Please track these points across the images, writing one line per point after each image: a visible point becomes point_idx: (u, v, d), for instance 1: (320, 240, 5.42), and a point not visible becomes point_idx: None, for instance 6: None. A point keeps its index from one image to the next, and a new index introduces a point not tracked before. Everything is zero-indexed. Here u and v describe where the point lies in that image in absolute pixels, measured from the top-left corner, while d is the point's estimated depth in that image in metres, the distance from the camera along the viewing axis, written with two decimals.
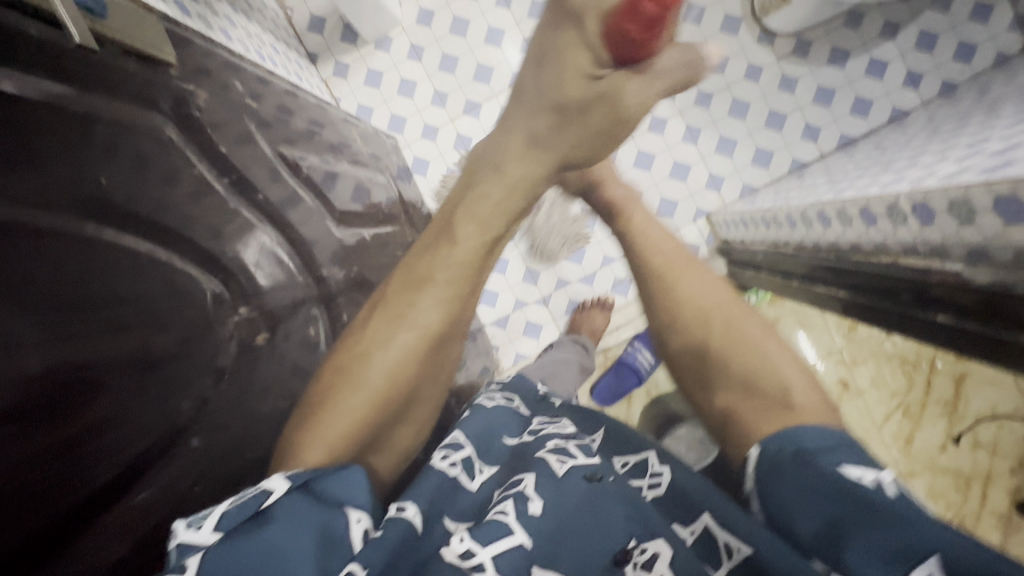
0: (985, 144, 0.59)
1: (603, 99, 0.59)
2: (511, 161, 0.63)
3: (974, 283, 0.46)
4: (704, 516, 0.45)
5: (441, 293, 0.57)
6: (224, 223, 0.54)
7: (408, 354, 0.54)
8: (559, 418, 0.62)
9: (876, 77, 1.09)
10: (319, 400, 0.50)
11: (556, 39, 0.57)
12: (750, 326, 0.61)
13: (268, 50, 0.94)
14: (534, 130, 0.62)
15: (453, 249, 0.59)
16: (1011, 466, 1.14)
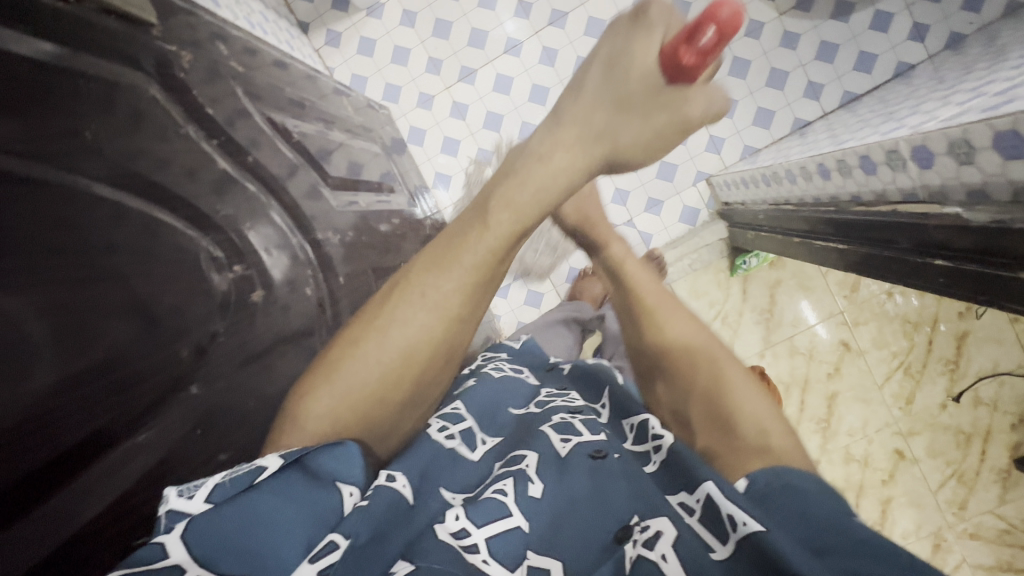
0: (988, 88, 0.56)
1: (666, 108, 0.52)
2: (560, 152, 0.51)
3: (971, 225, 0.43)
4: (707, 484, 0.44)
5: (462, 275, 0.47)
6: (220, 203, 0.51)
7: (426, 333, 0.47)
8: (567, 389, 0.63)
9: (881, 30, 1.05)
10: (335, 360, 0.46)
11: (627, 37, 0.51)
12: (734, 369, 0.59)
13: (257, 17, 0.92)
14: (592, 126, 0.52)
15: (483, 236, 0.47)
16: (1010, 421, 1.17)
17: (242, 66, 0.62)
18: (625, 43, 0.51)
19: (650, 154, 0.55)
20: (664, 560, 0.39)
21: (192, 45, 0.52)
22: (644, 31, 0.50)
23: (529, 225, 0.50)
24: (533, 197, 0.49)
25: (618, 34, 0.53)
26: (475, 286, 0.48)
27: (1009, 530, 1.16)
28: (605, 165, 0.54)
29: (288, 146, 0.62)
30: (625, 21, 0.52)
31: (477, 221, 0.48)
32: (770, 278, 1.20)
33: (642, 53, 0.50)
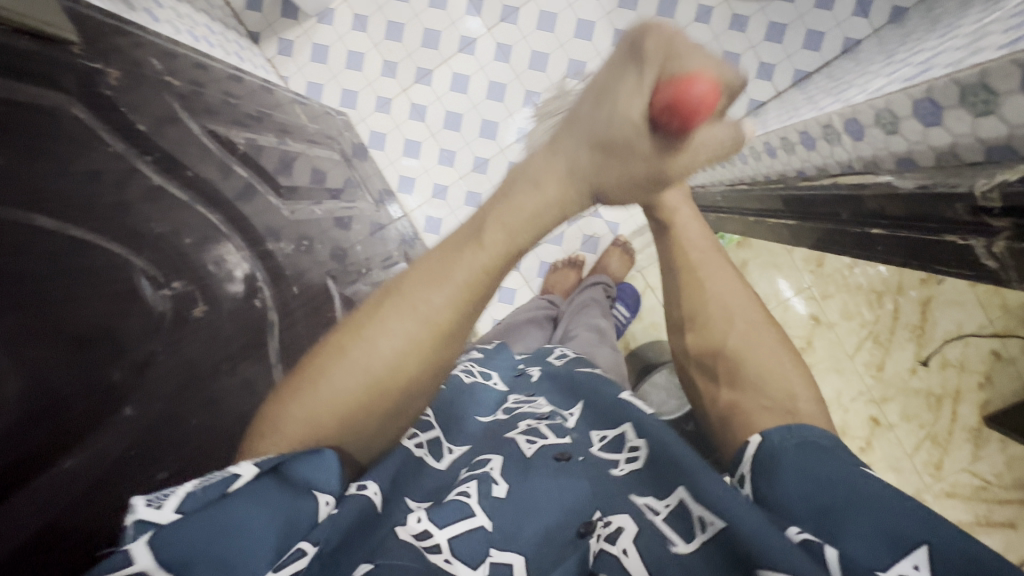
0: (920, 57, 0.58)
1: (647, 160, 0.48)
2: (551, 181, 0.47)
3: (901, 190, 0.44)
4: (681, 490, 0.43)
5: (457, 290, 0.44)
6: (189, 216, 0.48)
7: (417, 348, 0.43)
8: (535, 396, 0.62)
9: (826, 8, 1.07)
10: (319, 365, 0.42)
11: (618, 79, 0.46)
12: (766, 335, 0.58)
13: (202, 30, 0.91)
14: (576, 160, 0.47)
15: (480, 254, 0.45)
16: (978, 381, 1.20)
17: (183, 81, 0.61)
18: (615, 79, 0.46)
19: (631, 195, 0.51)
20: (625, 555, 0.40)
21: (124, 63, 0.50)
22: (636, 73, 0.45)
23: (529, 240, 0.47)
24: (530, 214, 0.46)
25: (614, 63, 0.47)
26: (470, 305, 0.45)
27: (984, 487, 1.19)
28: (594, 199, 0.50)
29: (234, 157, 0.61)
30: (620, 55, 0.46)
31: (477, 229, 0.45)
32: (738, 258, 1.22)
33: (630, 99, 0.45)
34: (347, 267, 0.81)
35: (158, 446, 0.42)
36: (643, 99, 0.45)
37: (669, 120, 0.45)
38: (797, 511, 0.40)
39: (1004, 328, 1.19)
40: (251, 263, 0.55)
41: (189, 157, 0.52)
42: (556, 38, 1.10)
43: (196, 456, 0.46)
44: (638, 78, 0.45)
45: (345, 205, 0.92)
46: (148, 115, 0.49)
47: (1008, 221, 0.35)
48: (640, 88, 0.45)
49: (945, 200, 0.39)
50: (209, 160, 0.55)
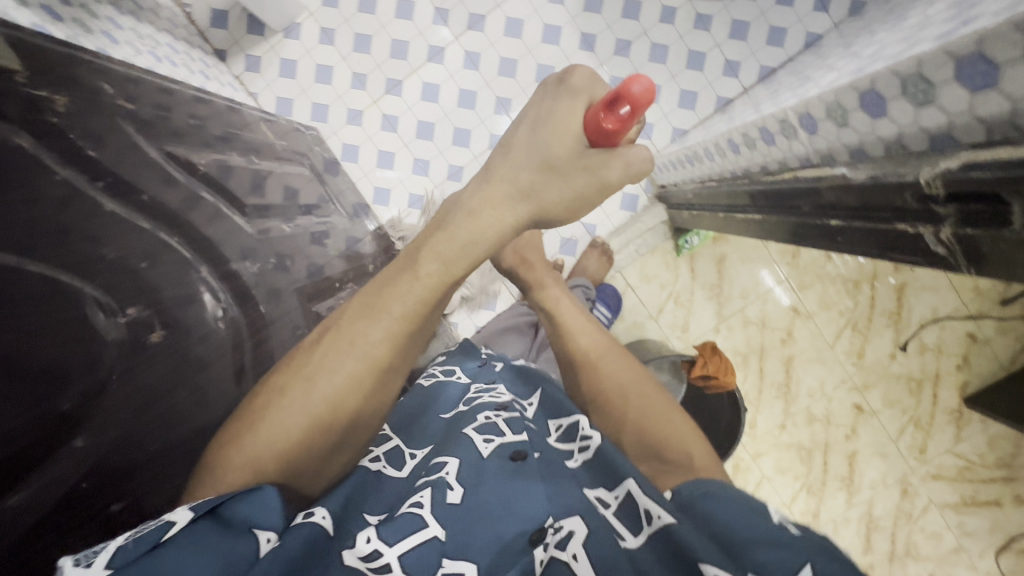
0: (872, 49, 0.58)
1: (588, 171, 0.51)
2: (485, 214, 0.52)
3: (855, 181, 0.45)
4: (627, 482, 0.45)
5: (391, 322, 0.49)
6: (140, 241, 0.46)
7: (355, 381, 0.47)
8: (496, 384, 0.65)
9: (787, 4, 1.08)
10: (263, 404, 0.45)
11: (553, 103, 0.51)
12: (660, 403, 0.58)
13: (164, 50, 0.90)
14: (517, 183, 0.52)
15: (414, 285, 0.50)
16: (956, 363, 1.22)
17: (141, 103, 0.60)
18: (550, 105, 0.51)
19: (573, 212, 0.54)
20: (575, 560, 0.42)
21: (72, 87, 0.49)
22: (567, 94, 0.50)
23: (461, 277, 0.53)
24: (460, 250, 0.51)
25: (544, 96, 0.53)
26: (403, 336, 0.49)
27: (968, 467, 1.21)
28: (533, 223, 0.54)
29: (195, 177, 0.60)
30: (549, 87, 0.52)
31: (409, 270, 0.51)
32: (716, 253, 1.23)
33: (567, 115, 0.50)
34: (323, 283, 0.80)
35: (110, 477, 0.42)
36: (577, 118, 0.50)
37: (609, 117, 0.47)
38: (711, 532, 0.40)
39: (978, 310, 1.21)
40: (214, 284, 0.54)
41: (144, 180, 0.51)
42: (524, 44, 1.11)
43: (151, 487, 0.45)
44: (571, 101, 0.50)
45: (318, 220, 0.91)
46: (100, 139, 0.48)
47: (954, 207, 0.35)
48: (572, 107, 0.50)
49: (895, 189, 0.40)
50: (167, 183, 0.54)
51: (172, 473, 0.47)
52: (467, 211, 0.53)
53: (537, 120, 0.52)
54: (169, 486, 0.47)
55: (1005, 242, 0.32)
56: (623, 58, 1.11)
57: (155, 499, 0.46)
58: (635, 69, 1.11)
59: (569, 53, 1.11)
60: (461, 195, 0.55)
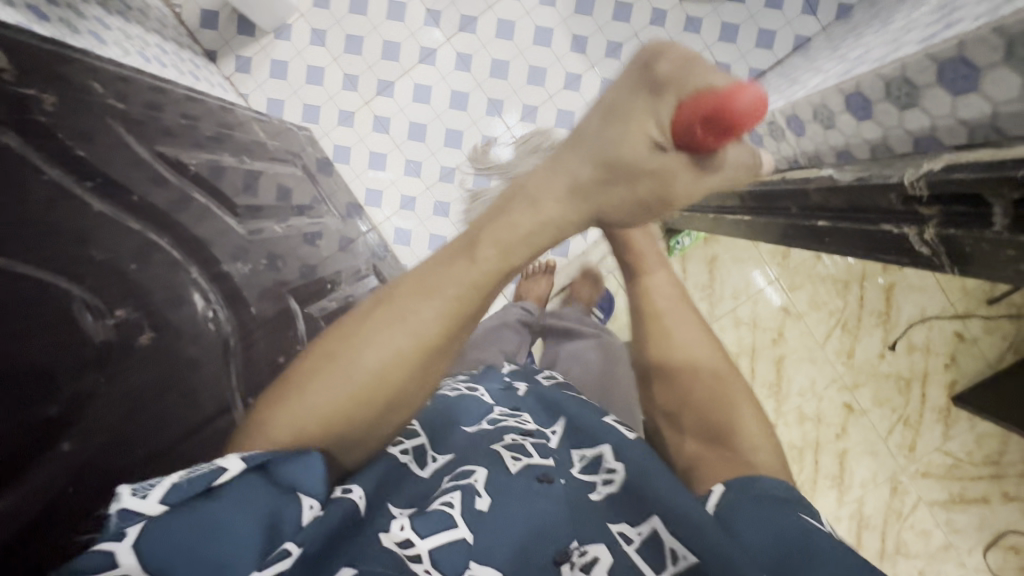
0: (858, 52, 0.59)
1: (653, 174, 0.46)
2: (550, 199, 0.46)
3: (841, 183, 0.45)
4: (653, 520, 0.44)
5: (446, 303, 0.43)
6: (131, 242, 0.46)
7: (404, 361, 0.42)
8: (520, 410, 0.59)
9: (775, 8, 1.09)
10: (307, 370, 0.42)
11: (629, 100, 0.46)
12: (735, 389, 0.60)
13: (153, 50, 0.89)
14: (577, 177, 0.47)
15: (471, 269, 0.44)
16: (943, 362, 1.23)
17: (131, 103, 0.60)
18: (627, 99, 0.46)
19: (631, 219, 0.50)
20: None
21: (61, 86, 0.49)
22: (649, 94, 0.46)
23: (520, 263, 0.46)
24: (522, 233, 0.45)
25: (626, 81, 0.47)
26: (459, 320, 0.44)
27: (957, 465, 1.22)
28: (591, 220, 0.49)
29: (186, 178, 0.59)
30: (637, 77, 0.47)
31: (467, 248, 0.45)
32: (707, 254, 1.24)
33: (647, 119, 0.45)
34: (317, 284, 0.80)
35: (99, 482, 0.41)
36: (657, 120, 0.45)
37: (707, 130, 0.44)
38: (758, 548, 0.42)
39: (965, 310, 1.23)
40: (204, 286, 0.54)
41: (134, 181, 0.50)
42: (516, 46, 1.11)
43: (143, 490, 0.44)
44: (655, 101, 0.45)
45: (310, 221, 0.91)
46: (91, 140, 0.47)
47: (937, 207, 0.35)
48: (654, 109, 0.45)
49: (880, 190, 0.40)
50: (158, 183, 0.53)
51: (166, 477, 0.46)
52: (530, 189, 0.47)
53: (608, 112, 0.47)
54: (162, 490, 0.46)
55: (986, 243, 0.32)
56: (614, 60, 1.11)
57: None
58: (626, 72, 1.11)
59: (561, 55, 1.11)
60: (532, 174, 0.49)
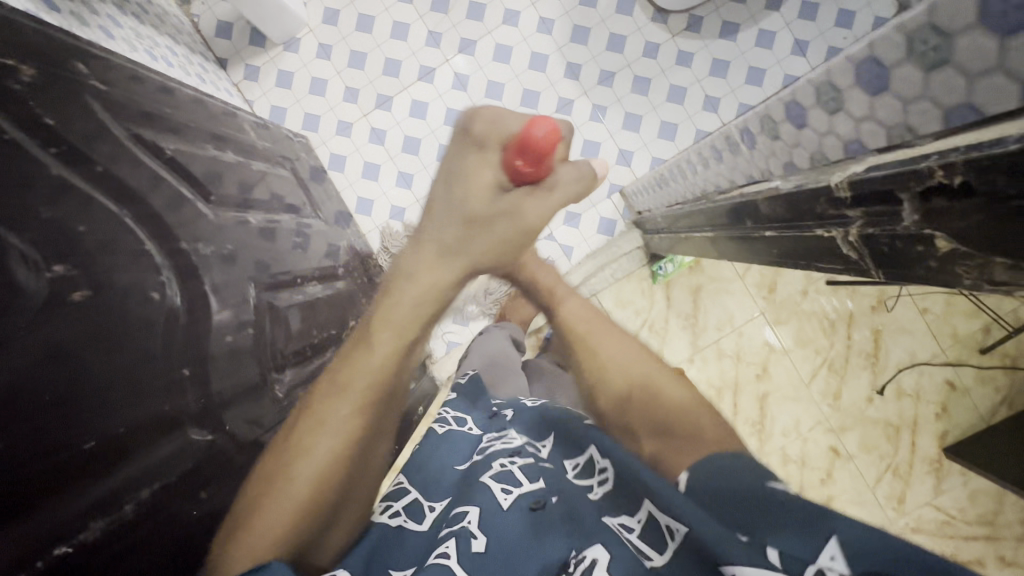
0: None
1: (504, 217, 0.53)
2: (425, 273, 0.51)
3: (782, 191, 0.46)
4: (647, 504, 0.45)
5: (359, 397, 0.47)
6: (91, 210, 0.47)
7: (336, 459, 0.45)
8: (506, 430, 0.66)
9: (766, 47, 1.12)
10: (252, 499, 0.43)
11: (461, 159, 0.53)
12: (677, 393, 0.55)
13: (161, 50, 0.93)
14: (443, 243, 0.52)
15: (371, 356, 0.49)
16: (934, 411, 1.20)
17: (120, 88, 0.63)
18: (460, 160, 0.52)
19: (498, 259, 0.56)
20: None
21: (42, 61, 0.51)
22: (475, 151, 0.52)
23: (416, 337, 0.52)
24: (411, 313, 0.50)
25: (452, 154, 0.53)
26: (374, 405, 0.48)
27: (949, 521, 1.16)
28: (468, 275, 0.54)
29: (162, 161, 0.61)
30: (457, 139, 0.53)
31: (362, 340, 0.50)
32: (692, 283, 1.23)
33: (481, 169, 0.51)
34: (295, 278, 0.81)
35: (6, 407, 0.35)
36: (489, 168, 0.51)
37: (524, 160, 0.49)
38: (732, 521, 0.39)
39: (957, 357, 1.19)
40: (162, 265, 0.53)
41: (102, 155, 0.52)
42: (511, 69, 1.15)
43: (49, 434, 0.38)
44: (480, 155, 0.51)
45: (297, 221, 0.92)
46: (64, 113, 0.50)
47: (858, 210, 0.35)
48: (480, 162, 0.51)
49: (814, 196, 0.41)
50: (131, 162, 0.55)
51: (77, 420, 0.40)
52: (405, 275, 0.52)
53: (449, 178, 0.53)
54: (63, 443, 0.39)
55: (899, 240, 0.33)
56: (606, 88, 1.15)
57: (40, 449, 0.37)
58: (616, 99, 1.15)
59: (554, 80, 1.15)
60: (398, 262, 0.54)
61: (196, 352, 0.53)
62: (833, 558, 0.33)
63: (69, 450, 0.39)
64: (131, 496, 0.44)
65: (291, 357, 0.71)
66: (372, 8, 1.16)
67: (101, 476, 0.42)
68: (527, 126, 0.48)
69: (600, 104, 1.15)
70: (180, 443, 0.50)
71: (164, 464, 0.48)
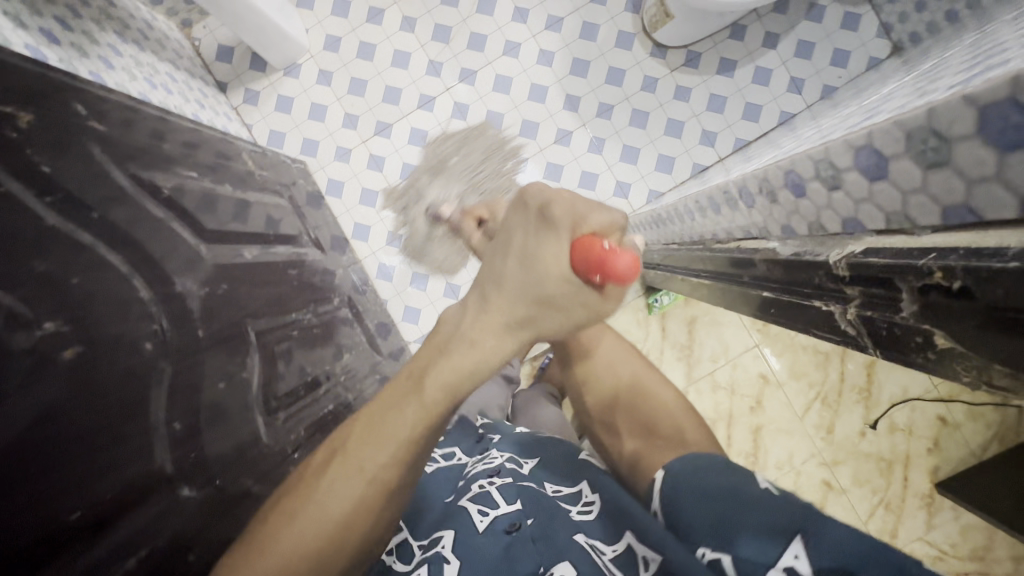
0: (812, 133, 0.62)
1: (585, 305, 0.42)
2: (488, 339, 0.44)
3: (781, 256, 0.46)
4: (626, 536, 0.50)
5: (398, 447, 0.43)
6: (86, 258, 0.47)
7: (360, 506, 0.43)
8: (491, 454, 0.68)
9: (763, 84, 1.14)
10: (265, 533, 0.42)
11: (536, 238, 0.43)
12: (651, 383, 0.72)
13: (161, 78, 0.93)
14: (513, 317, 0.44)
15: (416, 412, 0.43)
16: (927, 445, 1.20)
17: (118, 126, 0.62)
18: (534, 242, 0.43)
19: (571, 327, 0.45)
20: None
21: (41, 105, 0.51)
22: (553, 237, 0.42)
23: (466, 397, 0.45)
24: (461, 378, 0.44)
25: (523, 228, 0.44)
26: (412, 458, 0.45)
27: (941, 557, 1.16)
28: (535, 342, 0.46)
29: (158, 201, 0.61)
30: (531, 217, 0.44)
31: (413, 393, 0.44)
32: (687, 314, 1.23)
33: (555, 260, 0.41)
34: (288, 311, 0.80)
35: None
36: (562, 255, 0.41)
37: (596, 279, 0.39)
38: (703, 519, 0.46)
39: (949, 394, 1.20)
40: (156, 313, 0.52)
41: (98, 200, 0.51)
42: (511, 99, 1.16)
43: (27, 511, 0.37)
44: (554, 237, 0.41)
45: (291, 249, 0.92)
46: (63, 159, 0.49)
47: (857, 290, 0.36)
48: (563, 247, 0.41)
49: (813, 267, 0.41)
50: (129, 205, 0.55)
51: (61, 490, 0.39)
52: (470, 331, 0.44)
53: (523, 250, 0.43)
54: (49, 514, 0.38)
55: (898, 327, 0.33)
56: (605, 120, 1.16)
57: (22, 520, 0.37)
58: (615, 132, 1.16)
59: (553, 111, 1.16)
60: (463, 308, 0.46)
61: (189, 399, 0.52)
62: (797, 557, 0.40)
63: (53, 523, 0.39)
64: (116, 565, 0.43)
65: (283, 397, 0.70)
66: (374, 36, 1.16)
67: (90, 544, 0.41)
68: (607, 260, 0.38)
69: (598, 137, 1.16)
70: (173, 499, 0.49)
71: (157, 524, 0.47)
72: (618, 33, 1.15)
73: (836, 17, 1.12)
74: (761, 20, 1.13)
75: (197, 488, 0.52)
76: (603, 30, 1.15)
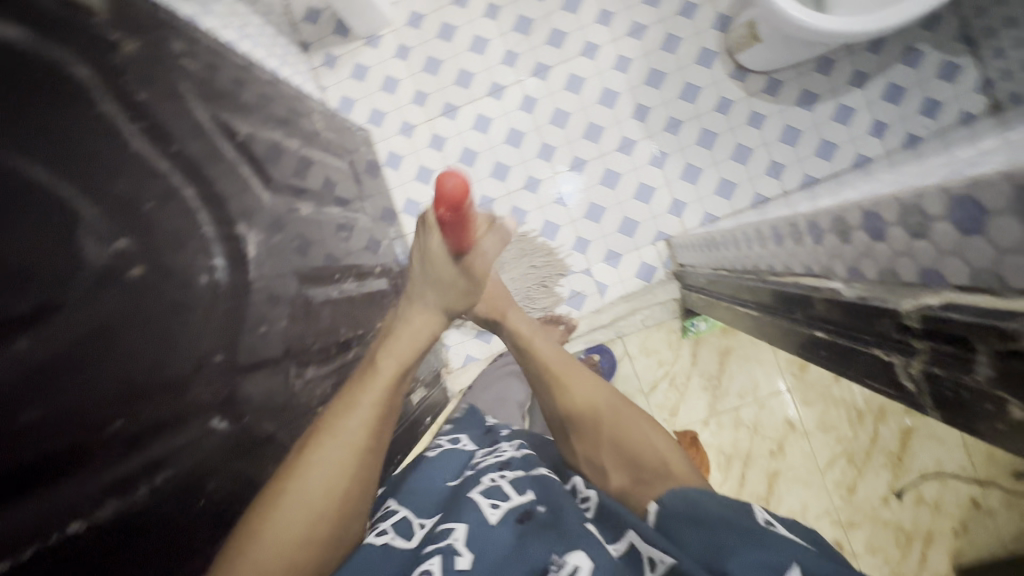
0: (893, 177, 0.59)
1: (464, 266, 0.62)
2: (418, 318, 0.62)
3: (843, 298, 0.44)
4: (631, 535, 0.53)
5: (366, 413, 0.54)
6: (163, 189, 0.49)
7: (341, 470, 0.50)
8: (495, 447, 0.72)
9: (842, 122, 1.10)
10: (261, 507, 0.47)
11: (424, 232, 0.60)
12: (636, 422, 0.70)
13: (251, 30, 0.97)
14: (429, 299, 0.62)
15: (378, 383, 0.56)
16: (953, 526, 1.13)
17: (206, 68, 0.65)
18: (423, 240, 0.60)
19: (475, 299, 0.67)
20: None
21: (141, 35, 0.53)
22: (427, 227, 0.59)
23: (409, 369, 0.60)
24: (408, 345, 0.61)
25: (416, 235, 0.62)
26: (380, 423, 0.55)
27: None
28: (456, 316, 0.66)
29: (231, 145, 0.63)
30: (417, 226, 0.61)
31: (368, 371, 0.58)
32: (721, 345, 1.20)
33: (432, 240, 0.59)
34: (331, 271, 0.82)
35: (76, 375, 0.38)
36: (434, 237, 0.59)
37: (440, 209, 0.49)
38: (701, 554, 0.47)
39: (987, 477, 1.13)
40: (215, 249, 0.54)
41: (182, 136, 0.54)
42: (580, 100, 1.16)
43: (80, 416, 0.38)
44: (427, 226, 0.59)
45: (343, 212, 0.94)
46: (156, 91, 0.52)
47: (926, 343, 0.34)
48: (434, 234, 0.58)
49: (877, 314, 0.39)
50: (206, 144, 0.58)
51: (108, 399, 0.40)
52: (404, 321, 0.62)
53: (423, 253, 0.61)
54: (96, 422, 0.39)
55: (967, 389, 0.31)
56: (671, 135, 1.14)
57: (70, 426, 0.37)
58: (679, 149, 1.14)
59: (621, 118, 1.15)
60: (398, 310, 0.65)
61: (231, 337, 0.55)
62: None
63: (97, 431, 0.39)
64: (144, 481, 0.44)
65: (314, 354, 0.72)
66: (457, 18, 1.18)
67: (122, 458, 0.42)
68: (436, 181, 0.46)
69: (661, 151, 1.15)
70: (194, 435, 0.49)
71: (181, 453, 0.48)
72: (700, 49, 1.13)
73: (932, 64, 1.07)
74: (851, 57, 1.09)
75: (226, 423, 0.54)
76: (686, 43, 1.13)
